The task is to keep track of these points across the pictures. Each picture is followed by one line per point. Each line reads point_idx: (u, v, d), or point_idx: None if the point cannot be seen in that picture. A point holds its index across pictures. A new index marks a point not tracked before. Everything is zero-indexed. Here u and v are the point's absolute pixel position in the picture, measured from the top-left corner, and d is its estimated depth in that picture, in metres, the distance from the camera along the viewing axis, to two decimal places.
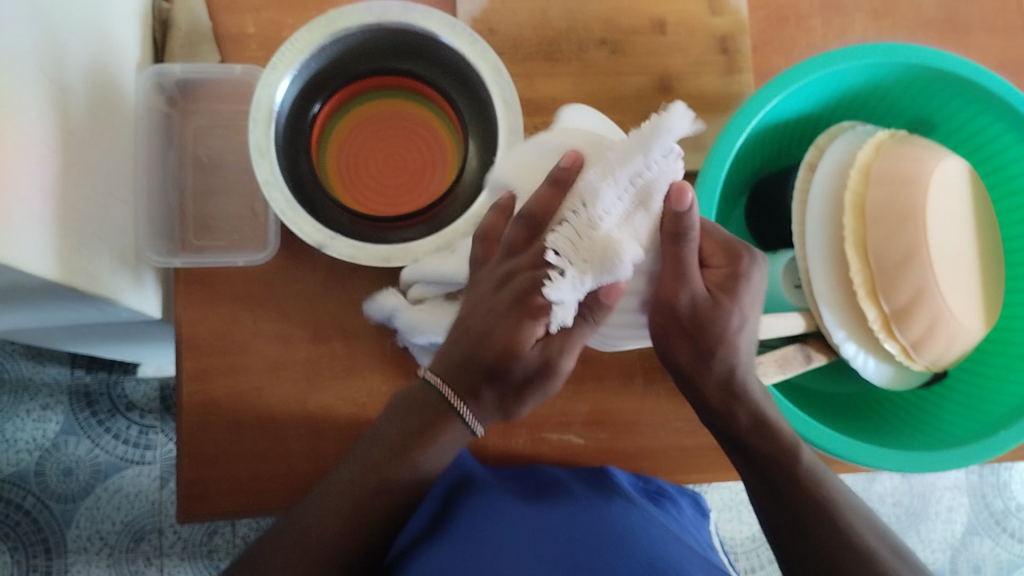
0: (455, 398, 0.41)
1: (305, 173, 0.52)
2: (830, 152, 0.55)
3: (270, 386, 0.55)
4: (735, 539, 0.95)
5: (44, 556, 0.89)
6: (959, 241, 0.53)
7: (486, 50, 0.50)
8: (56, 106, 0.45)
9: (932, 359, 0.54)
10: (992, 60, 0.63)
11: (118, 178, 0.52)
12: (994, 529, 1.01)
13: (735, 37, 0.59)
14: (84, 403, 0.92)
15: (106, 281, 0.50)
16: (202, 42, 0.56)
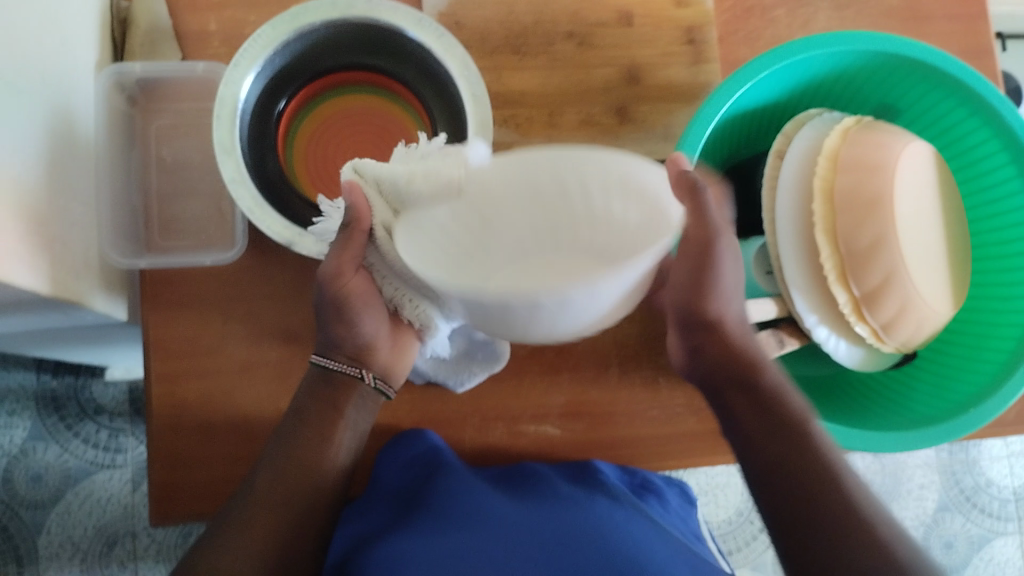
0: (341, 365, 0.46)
1: (273, 171, 0.51)
2: (798, 140, 0.54)
3: (242, 387, 0.54)
4: (711, 523, 0.96)
5: (15, 564, 0.88)
6: (925, 223, 0.53)
7: (454, 45, 0.50)
8: (12, 109, 0.44)
9: (902, 341, 0.54)
10: (954, 45, 0.63)
11: (78, 181, 0.51)
12: (964, 505, 1.03)
13: (702, 28, 0.59)
14: (51, 409, 0.90)
15: (69, 286, 0.49)
16: (163, 40, 0.55)
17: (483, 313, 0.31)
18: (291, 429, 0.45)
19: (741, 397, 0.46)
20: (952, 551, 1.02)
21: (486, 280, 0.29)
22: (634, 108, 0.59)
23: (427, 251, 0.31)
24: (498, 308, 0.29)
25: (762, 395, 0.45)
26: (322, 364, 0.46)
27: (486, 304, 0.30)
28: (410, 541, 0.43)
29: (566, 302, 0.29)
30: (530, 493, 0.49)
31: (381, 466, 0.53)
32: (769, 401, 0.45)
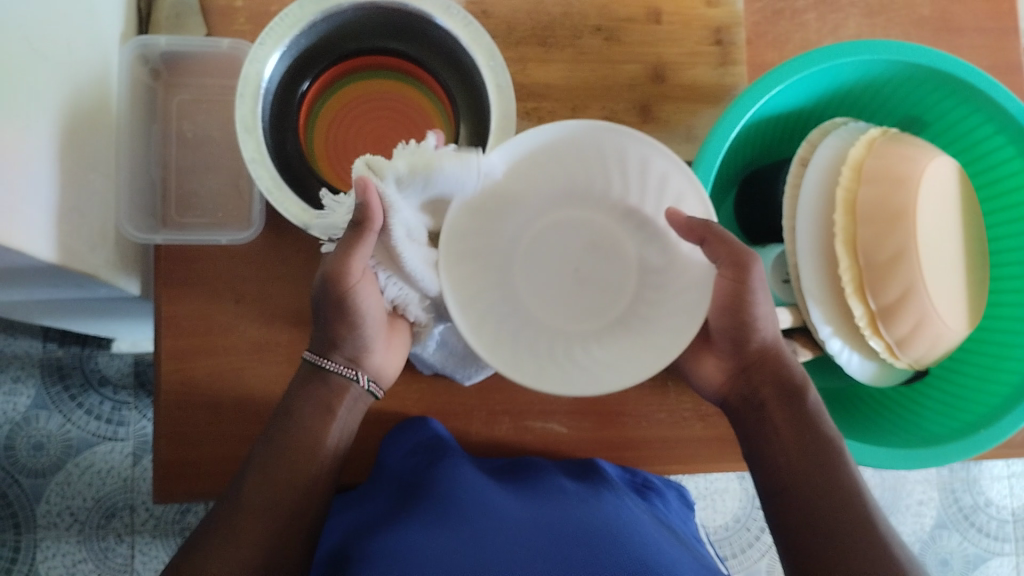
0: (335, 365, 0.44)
1: (291, 152, 0.51)
2: (822, 148, 0.54)
3: (251, 368, 0.54)
4: (708, 527, 0.96)
5: (13, 531, 0.88)
6: (947, 240, 0.53)
7: (480, 35, 0.50)
8: (38, 77, 0.44)
9: (916, 358, 0.54)
10: (983, 60, 0.63)
11: (98, 152, 0.51)
12: (962, 524, 1.02)
13: (730, 29, 0.59)
14: (56, 377, 0.90)
15: (84, 257, 0.49)
16: (191, 15, 0.55)
17: (529, 339, 0.43)
18: (277, 423, 0.43)
19: (781, 415, 0.45)
20: (948, 568, 1.02)
21: (534, 364, 0.41)
22: (658, 107, 0.58)
23: (473, 322, 0.40)
24: (527, 350, 0.42)
25: (803, 415, 0.44)
26: (315, 360, 0.44)
27: (526, 354, 0.41)
28: (412, 531, 0.43)
29: (594, 360, 0.42)
30: (533, 487, 0.49)
31: (385, 451, 0.53)
32: (806, 419, 0.44)
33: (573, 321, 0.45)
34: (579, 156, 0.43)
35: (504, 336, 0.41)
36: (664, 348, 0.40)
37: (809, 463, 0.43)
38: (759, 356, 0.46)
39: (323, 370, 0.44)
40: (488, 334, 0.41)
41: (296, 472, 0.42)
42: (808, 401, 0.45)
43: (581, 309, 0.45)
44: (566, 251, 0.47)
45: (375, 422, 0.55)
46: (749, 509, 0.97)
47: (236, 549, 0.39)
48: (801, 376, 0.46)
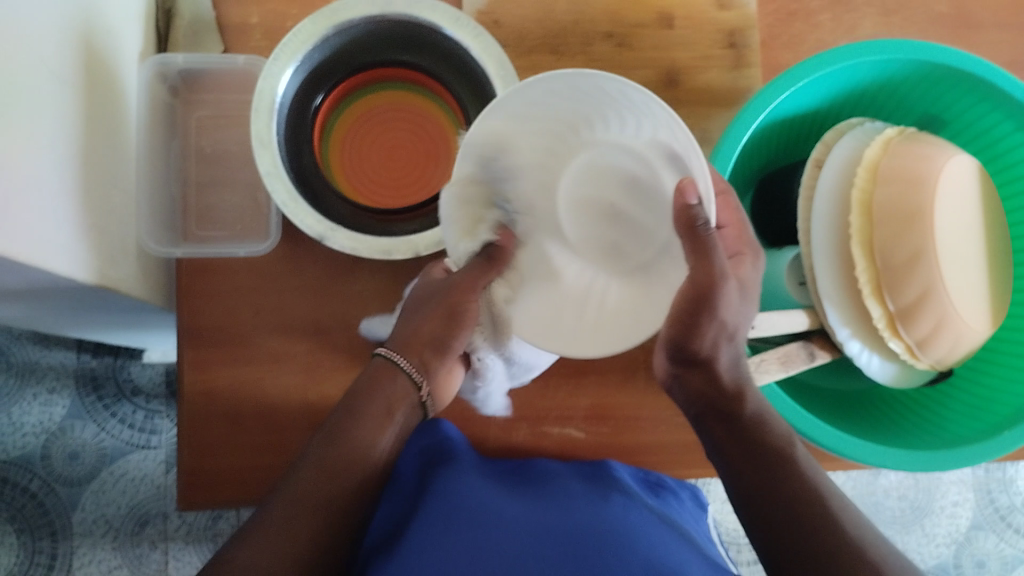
0: (404, 362, 0.43)
1: (307, 165, 0.51)
2: (838, 148, 0.54)
3: (272, 376, 0.55)
4: (737, 530, 0.95)
5: (50, 538, 0.90)
6: (966, 239, 0.52)
7: (491, 45, 0.49)
8: (56, 98, 0.45)
9: (938, 358, 0.53)
10: (1004, 56, 0.62)
11: (117, 169, 0.52)
12: (998, 525, 1.00)
13: (743, 31, 0.59)
14: (90, 387, 0.93)
15: (107, 272, 0.50)
16: (207, 32, 0.56)
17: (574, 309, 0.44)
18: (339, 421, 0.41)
19: (722, 432, 0.43)
20: (984, 570, 1.00)
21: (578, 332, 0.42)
22: (672, 111, 0.58)
23: (537, 313, 0.44)
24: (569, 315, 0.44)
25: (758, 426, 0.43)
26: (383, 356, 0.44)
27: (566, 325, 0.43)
28: (424, 539, 0.43)
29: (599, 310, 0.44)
30: (545, 491, 0.49)
31: (399, 456, 0.54)
32: (750, 430, 0.43)
33: (615, 262, 0.47)
34: (566, 97, 0.41)
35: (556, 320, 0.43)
36: (647, 317, 0.43)
37: (763, 475, 0.41)
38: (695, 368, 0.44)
39: (396, 367, 0.43)
40: (535, 322, 0.43)
41: (345, 469, 0.39)
42: (748, 411, 0.43)
43: (618, 243, 0.47)
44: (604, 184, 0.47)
45: None
46: None
47: (282, 556, 0.36)
48: (738, 382, 0.44)
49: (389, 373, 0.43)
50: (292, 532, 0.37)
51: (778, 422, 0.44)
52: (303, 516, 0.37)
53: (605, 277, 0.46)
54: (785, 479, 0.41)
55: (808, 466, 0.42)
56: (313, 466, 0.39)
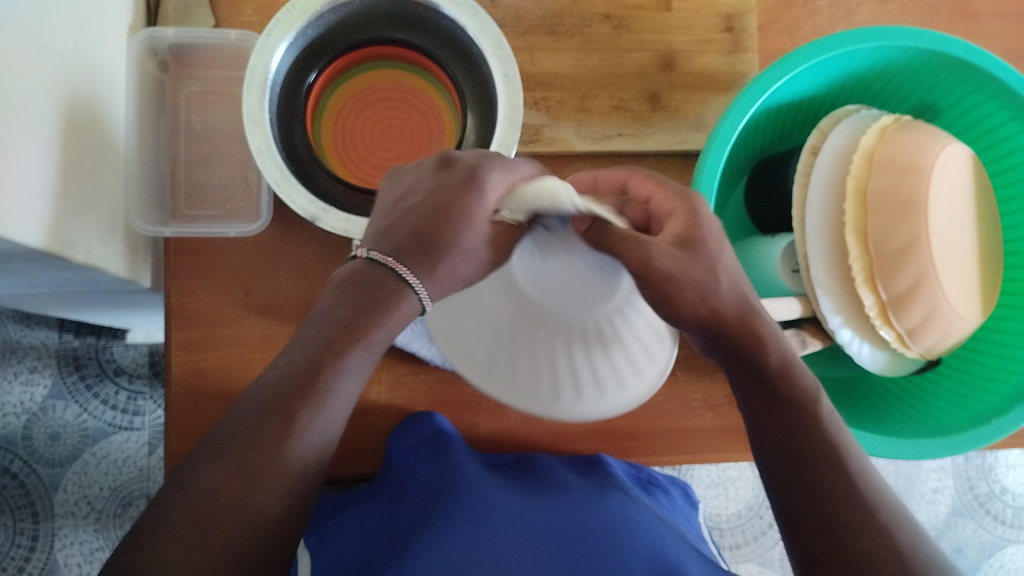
0: (404, 269, 0.38)
1: (299, 143, 0.51)
2: (834, 135, 0.54)
3: (261, 359, 0.54)
4: (720, 515, 0.95)
5: (31, 519, 0.88)
6: (959, 229, 0.52)
7: (487, 24, 0.49)
8: (42, 70, 0.43)
9: (927, 348, 0.54)
10: (999, 46, 0.62)
11: (105, 144, 0.51)
12: (977, 511, 1.02)
13: (740, 16, 0.59)
14: (72, 367, 0.92)
15: (93, 249, 0.49)
16: (198, 7, 0.55)
17: (534, 335, 0.43)
18: (280, 395, 0.34)
19: (748, 381, 0.42)
20: (963, 556, 1.01)
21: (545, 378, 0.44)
22: (667, 95, 0.58)
23: (455, 325, 0.45)
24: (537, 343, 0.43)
25: (779, 384, 0.41)
26: (367, 258, 0.39)
27: (524, 362, 0.44)
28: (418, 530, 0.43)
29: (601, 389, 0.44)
30: (541, 486, 0.49)
31: (393, 445, 0.54)
32: (778, 382, 0.41)
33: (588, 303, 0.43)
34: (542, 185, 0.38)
35: (491, 337, 0.44)
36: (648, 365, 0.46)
37: (774, 416, 0.41)
38: (710, 309, 0.41)
39: (400, 280, 0.38)
40: (466, 330, 0.45)
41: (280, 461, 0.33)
42: (772, 362, 0.41)
43: (587, 288, 0.43)
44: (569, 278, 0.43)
45: (383, 412, 0.55)
46: (761, 497, 0.97)
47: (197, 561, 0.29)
48: (760, 328, 0.42)
49: (394, 290, 0.38)
50: (264, 457, 0.32)
51: (804, 374, 0.42)
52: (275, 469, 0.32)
53: (551, 312, 0.43)
54: (802, 436, 0.40)
55: (831, 423, 0.41)
56: (294, 373, 0.35)
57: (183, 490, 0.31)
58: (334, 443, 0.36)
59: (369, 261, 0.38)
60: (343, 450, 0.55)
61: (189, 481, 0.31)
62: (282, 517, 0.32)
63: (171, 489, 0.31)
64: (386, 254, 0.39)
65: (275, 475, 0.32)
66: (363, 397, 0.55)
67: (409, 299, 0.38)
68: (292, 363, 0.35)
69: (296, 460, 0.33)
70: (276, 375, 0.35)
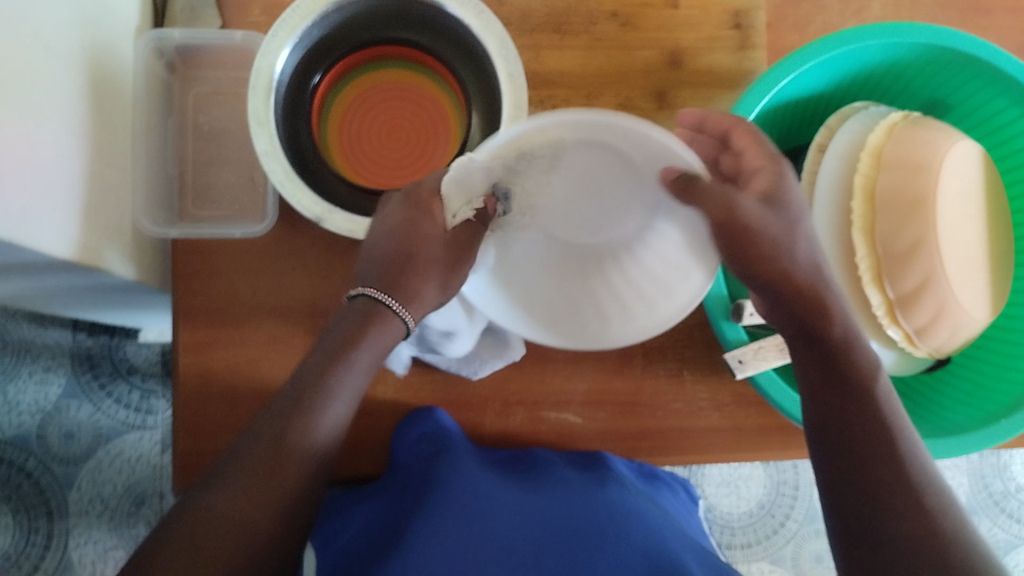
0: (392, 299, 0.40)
1: (305, 144, 0.51)
2: (841, 134, 0.53)
3: (267, 360, 0.55)
4: (732, 514, 0.95)
5: (46, 518, 0.89)
6: (967, 227, 0.52)
7: (492, 23, 0.49)
8: (51, 74, 0.44)
9: (935, 347, 0.53)
10: (1010, 40, 0.61)
11: (113, 146, 0.51)
12: (992, 510, 1.01)
13: (748, 12, 0.58)
14: (85, 366, 0.92)
15: (101, 251, 0.50)
16: (206, 8, 0.55)
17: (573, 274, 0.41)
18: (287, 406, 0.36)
19: (812, 362, 0.41)
20: None
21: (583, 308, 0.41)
22: (674, 93, 0.58)
23: (524, 287, 0.41)
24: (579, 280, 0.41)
25: (836, 357, 0.41)
26: (356, 296, 0.40)
27: (564, 302, 0.41)
28: (418, 527, 0.43)
29: (638, 296, 0.40)
30: (541, 480, 0.49)
31: (395, 442, 0.54)
32: (840, 363, 0.40)
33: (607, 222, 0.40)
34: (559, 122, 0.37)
35: (537, 290, 0.41)
36: (703, 258, 0.40)
37: (830, 390, 0.40)
38: (783, 268, 0.40)
39: (384, 307, 0.40)
40: (528, 299, 0.41)
41: (291, 466, 0.35)
42: (835, 336, 0.41)
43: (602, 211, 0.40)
44: (591, 172, 0.39)
45: (389, 412, 0.55)
46: (773, 495, 0.96)
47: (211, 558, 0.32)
48: (835, 304, 0.41)
49: (380, 314, 0.39)
50: (259, 475, 0.34)
51: (866, 353, 0.41)
52: (284, 472, 0.35)
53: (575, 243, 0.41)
54: (866, 428, 0.39)
55: (886, 403, 0.40)
56: (286, 399, 0.37)
57: (187, 514, 0.33)
58: (334, 453, 0.37)
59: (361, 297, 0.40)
60: (350, 450, 0.55)
61: (189, 505, 0.34)
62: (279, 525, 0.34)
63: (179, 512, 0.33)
64: (380, 289, 0.40)
65: (271, 493, 0.34)
66: (369, 399, 0.55)
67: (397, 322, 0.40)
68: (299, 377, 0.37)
69: (304, 458, 0.35)
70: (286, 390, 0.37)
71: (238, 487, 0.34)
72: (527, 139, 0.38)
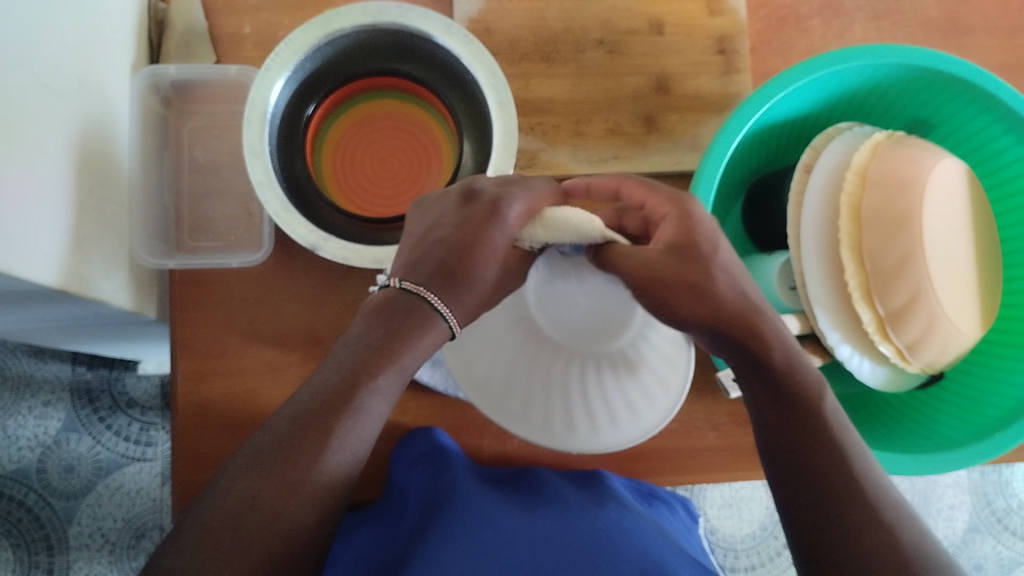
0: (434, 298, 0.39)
1: (300, 175, 0.52)
2: (828, 152, 0.54)
3: (265, 388, 0.55)
4: (735, 536, 0.95)
5: (47, 552, 0.89)
6: (954, 244, 0.53)
7: (480, 52, 0.50)
8: (46, 109, 0.44)
9: (928, 362, 0.53)
10: (991, 60, 0.62)
11: (109, 178, 0.52)
12: (995, 527, 1.01)
13: (733, 38, 0.59)
14: (85, 400, 0.93)
15: (97, 281, 0.50)
16: (200, 44, 0.57)
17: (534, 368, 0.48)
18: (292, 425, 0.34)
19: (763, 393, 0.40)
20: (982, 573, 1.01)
21: (552, 414, 0.48)
22: (662, 117, 0.58)
23: (504, 389, 0.48)
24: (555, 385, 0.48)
25: (779, 378, 0.40)
26: (400, 288, 0.39)
27: (523, 391, 0.48)
28: (417, 552, 0.43)
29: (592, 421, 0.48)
30: (539, 500, 0.49)
31: (394, 465, 0.54)
32: (782, 384, 0.40)
33: (595, 343, 0.48)
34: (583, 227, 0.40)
35: (502, 372, 0.48)
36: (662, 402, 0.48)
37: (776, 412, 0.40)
38: (707, 306, 0.40)
39: (426, 304, 0.38)
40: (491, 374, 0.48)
41: (305, 489, 0.33)
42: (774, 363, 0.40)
43: (596, 324, 0.48)
44: (586, 295, 0.48)
45: (387, 437, 0.55)
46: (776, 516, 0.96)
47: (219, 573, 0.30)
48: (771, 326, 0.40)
49: (416, 315, 0.38)
50: (298, 467, 0.33)
51: (804, 371, 0.40)
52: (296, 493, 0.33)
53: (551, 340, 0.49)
54: (807, 436, 0.38)
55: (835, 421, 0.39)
56: (326, 390, 0.36)
57: (223, 499, 0.32)
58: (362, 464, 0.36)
59: (397, 289, 0.39)
60: None
61: (225, 492, 0.33)
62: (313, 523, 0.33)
63: (211, 496, 0.33)
64: (418, 282, 0.39)
65: (306, 486, 0.33)
66: None
67: (438, 322, 0.39)
68: (305, 396, 0.36)
69: (316, 482, 0.33)
70: (288, 409, 0.35)
71: (271, 475, 0.33)
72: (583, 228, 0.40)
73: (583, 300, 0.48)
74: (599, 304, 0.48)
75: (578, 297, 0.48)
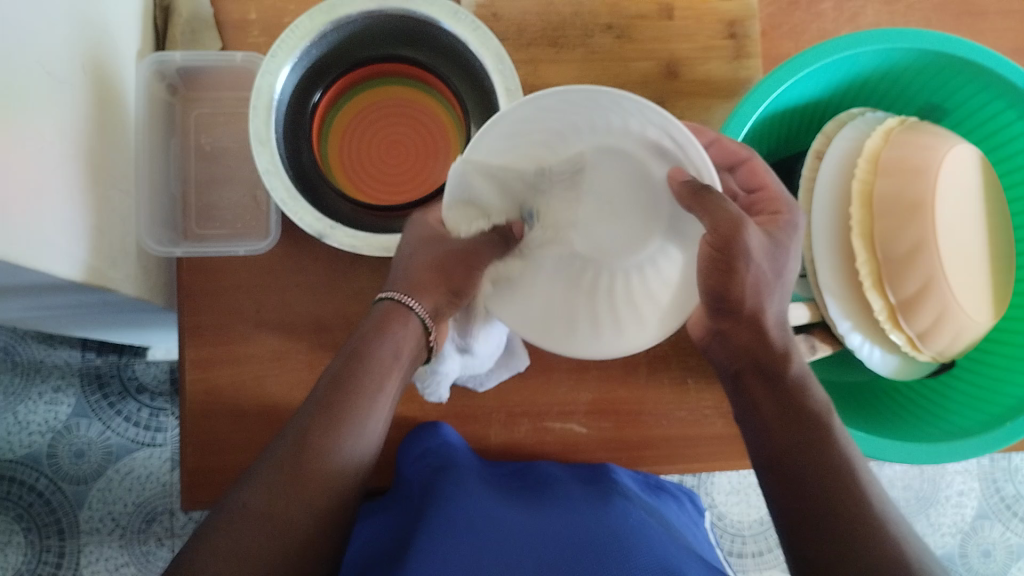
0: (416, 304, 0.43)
1: (306, 162, 0.51)
2: (838, 139, 0.53)
3: (273, 377, 0.55)
4: (742, 522, 0.95)
5: (57, 536, 0.90)
6: (966, 232, 0.52)
7: (488, 38, 0.49)
8: (51, 97, 0.44)
9: (939, 350, 0.53)
10: (1005, 44, 0.61)
11: (116, 166, 0.52)
12: (1004, 514, 1.00)
13: (744, 22, 0.59)
14: (95, 386, 0.93)
15: (105, 270, 0.50)
16: (205, 30, 0.56)
17: (569, 287, 0.44)
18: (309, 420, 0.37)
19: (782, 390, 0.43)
20: (990, 560, 1.00)
21: (576, 322, 0.43)
22: (671, 104, 0.58)
23: (524, 306, 0.44)
24: (574, 289, 0.44)
25: (787, 389, 0.43)
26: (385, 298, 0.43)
27: (558, 310, 0.44)
28: (424, 542, 0.43)
29: (622, 319, 0.43)
30: (545, 497, 0.49)
31: (403, 456, 0.54)
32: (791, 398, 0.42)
33: (622, 250, 0.43)
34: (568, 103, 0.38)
35: (539, 291, 0.44)
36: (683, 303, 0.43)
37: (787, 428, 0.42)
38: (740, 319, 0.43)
39: (407, 308, 0.43)
40: (526, 303, 0.44)
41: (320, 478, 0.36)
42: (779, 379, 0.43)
43: (623, 230, 0.43)
44: (617, 194, 0.43)
45: (395, 425, 0.55)
46: None
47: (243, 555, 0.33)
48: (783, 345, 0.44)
49: (401, 315, 0.42)
50: (306, 458, 0.36)
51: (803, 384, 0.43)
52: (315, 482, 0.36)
53: (584, 258, 0.44)
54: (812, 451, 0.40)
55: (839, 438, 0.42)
56: (331, 387, 0.39)
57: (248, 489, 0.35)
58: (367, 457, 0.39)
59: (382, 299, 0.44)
60: None
61: (246, 489, 0.35)
62: (314, 527, 0.35)
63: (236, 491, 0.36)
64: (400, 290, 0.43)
65: (313, 485, 0.36)
66: None
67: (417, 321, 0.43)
68: (319, 392, 0.39)
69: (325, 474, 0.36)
70: (307, 406, 0.39)
71: (276, 487, 0.35)
72: (540, 130, 0.41)
73: (607, 205, 0.43)
74: (632, 203, 0.43)
75: (603, 197, 0.43)
